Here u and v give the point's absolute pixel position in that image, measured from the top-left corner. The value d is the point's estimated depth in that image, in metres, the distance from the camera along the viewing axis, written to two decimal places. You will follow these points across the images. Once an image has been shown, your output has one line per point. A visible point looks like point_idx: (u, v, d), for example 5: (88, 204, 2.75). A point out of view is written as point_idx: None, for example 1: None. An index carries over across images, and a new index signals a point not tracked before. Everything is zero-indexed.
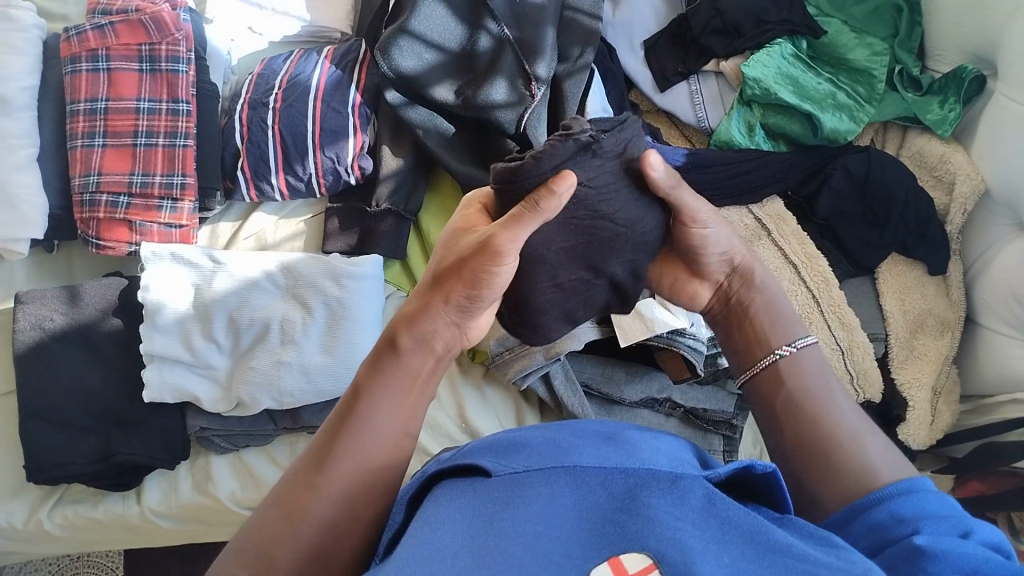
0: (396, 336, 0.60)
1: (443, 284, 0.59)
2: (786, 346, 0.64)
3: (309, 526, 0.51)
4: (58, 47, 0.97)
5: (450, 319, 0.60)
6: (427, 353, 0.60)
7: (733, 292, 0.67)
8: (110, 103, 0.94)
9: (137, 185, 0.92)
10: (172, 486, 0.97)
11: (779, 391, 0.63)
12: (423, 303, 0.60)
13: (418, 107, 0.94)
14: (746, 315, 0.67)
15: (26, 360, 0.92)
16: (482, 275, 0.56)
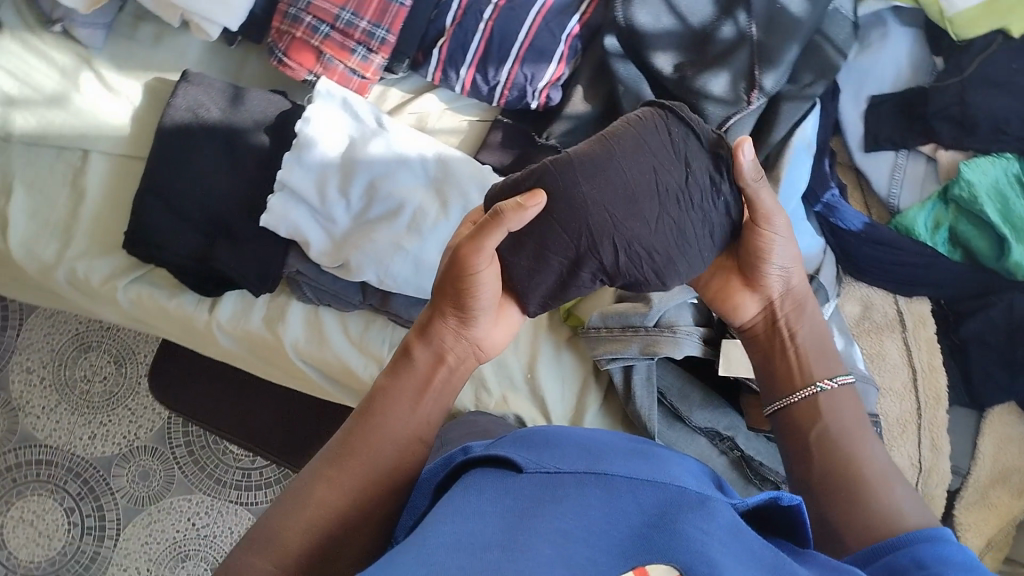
0: (409, 348, 0.74)
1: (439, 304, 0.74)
2: (827, 381, 0.73)
3: (314, 511, 0.64)
4: None
5: (453, 328, 0.74)
6: (434, 359, 0.73)
7: (782, 314, 0.77)
8: None
9: (342, 22, 0.90)
10: (245, 310, 0.97)
11: (813, 426, 0.72)
12: (428, 319, 0.74)
13: (629, 64, 0.91)
14: (791, 337, 0.76)
15: (172, 136, 0.93)
16: (468, 289, 0.71)
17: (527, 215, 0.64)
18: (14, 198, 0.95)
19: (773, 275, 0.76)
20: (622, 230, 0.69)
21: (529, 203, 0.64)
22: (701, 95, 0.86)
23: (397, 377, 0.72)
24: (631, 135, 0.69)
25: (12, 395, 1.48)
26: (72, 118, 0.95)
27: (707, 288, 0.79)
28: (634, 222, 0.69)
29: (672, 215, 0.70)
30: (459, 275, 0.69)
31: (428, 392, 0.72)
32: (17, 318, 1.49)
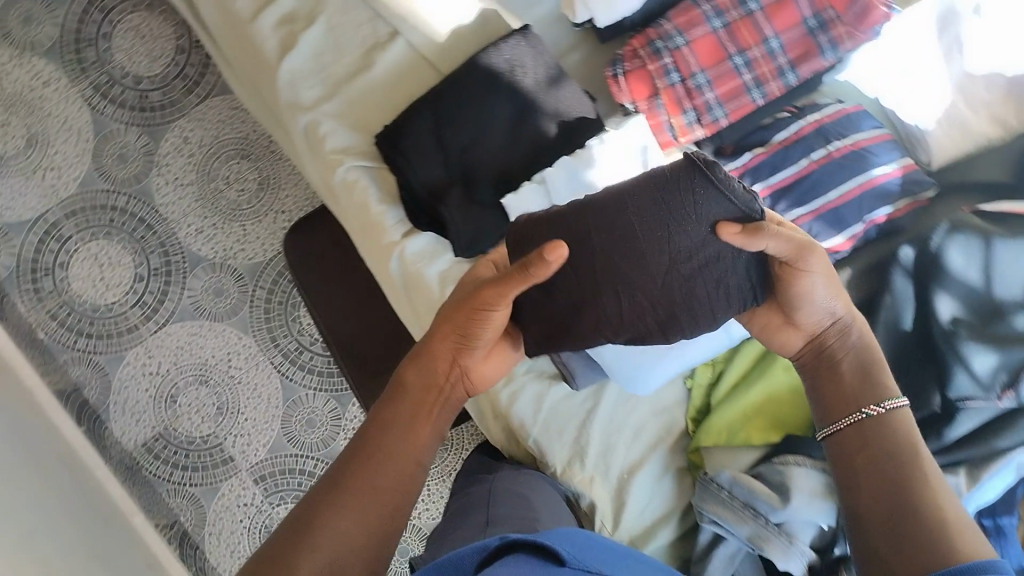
0: (404, 379, 0.75)
1: (435, 338, 0.76)
2: (875, 408, 0.73)
3: (324, 542, 0.63)
4: None
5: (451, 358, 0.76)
6: (429, 385, 0.75)
7: (826, 343, 0.77)
8: (757, 12, 0.87)
9: (694, 82, 0.87)
10: (431, 255, 0.94)
11: (862, 448, 0.72)
12: (426, 348, 0.76)
13: (909, 283, 0.86)
14: (836, 367, 0.76)
15: (479, 73, 0.91)
16: (471, 318, 0.73)
17: (546, 269, 0.64)
18: (311, 31, 0.95)
19: (818, 311, 0.74)
20: (625, 282, 0.68)
21: (549, 257, 0.61)
22: (965, 365, 0.81)
23: (392, 404, 0.74)
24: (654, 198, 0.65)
25: (157, 150, 1.49)
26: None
27: (756, 319, 0.78)
28: (635, 272, 0.67)
29: (684, 278, 0.67)
30: (473, 310, 0.72)
31: (424, 418, 0.74)
32: (204, 89, 1.50)
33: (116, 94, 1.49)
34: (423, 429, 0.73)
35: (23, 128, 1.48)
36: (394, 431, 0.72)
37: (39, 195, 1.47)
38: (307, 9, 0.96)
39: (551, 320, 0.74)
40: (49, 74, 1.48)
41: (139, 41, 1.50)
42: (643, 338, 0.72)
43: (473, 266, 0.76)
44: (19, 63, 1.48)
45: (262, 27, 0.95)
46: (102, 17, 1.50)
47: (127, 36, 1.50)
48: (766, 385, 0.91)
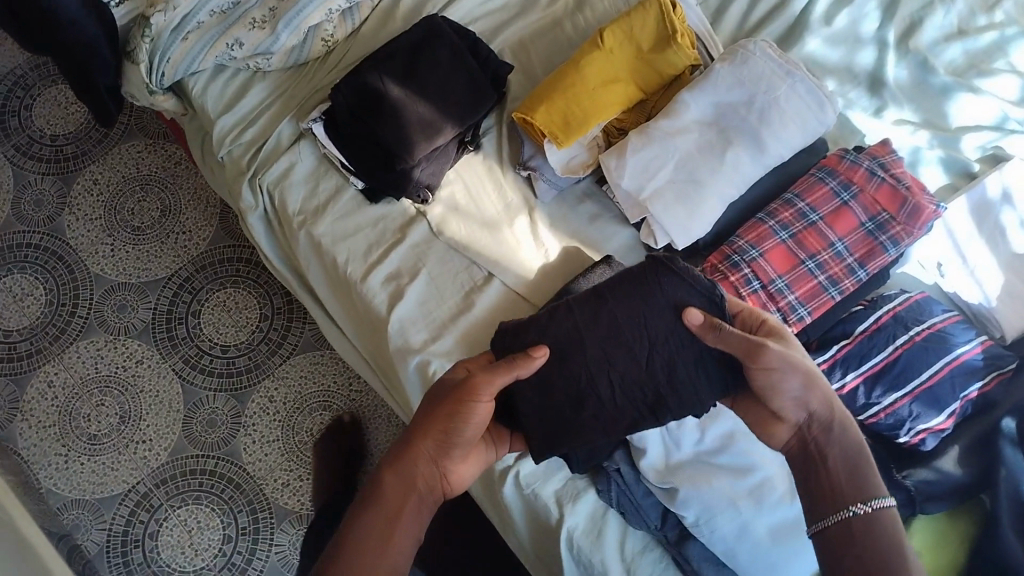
0: (379, 477, 0.75)
1: (415, 438, 0.76)
2: (861, 506, 0.70)
3: None
4: (821, 153, 1.03)
5: (427, 458, 0.76)
6: (406, 483, 0.74)
7: (811, 437, 0.75)
8: (819, 221, 0.97)
9: (774, 287, 0.95)
10: (544, 476, 0.98)
11: (846, 543, 0.69)
12: (405, 445, 0.76)
13: (1019, 454, 0.88)
14: (822, 463, 0.74)
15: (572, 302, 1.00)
16: (454, 417, 0.75)
17: (533, 363, 0.76)
18: (415, 284, 1.05)
19: (790, 401, 0.75)
20: (613, 370, 0.78)
21: (535, 353, 0.76)
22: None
23: (366, 504, 0.73)
24: (627, 287, 0.79)
25: (243, 412, 1.53)
26: (496, 244, 1.06)
27: (751, 414, 0.81)
28: (620, 358, 0.78)
29: (662, 357, 0.78)
30: (456, 402, 0.74)
31: (401, 518, 0.72)
32: (286, 351, 1.57)
33: (206, 363, 1.55)
34: (404, 528, 0.71)
35: (117, 405, 1.52)
36: (370, 533, 0.70)
37: (131, 467, 1.49)
38: (409, 265, 1.06)
39: (552, 416, 0.80)
40: (141, 353, 1.55)
41: (224, 314, 1.58)
42: (641, 425, 0.79)
43: (456, 367, 0.80)
44: (113, 346, 1.55)
45: (372, 286, 1.05)
46: (190, 297, 1.59)
47: (213, 309, 1.58)
48: None
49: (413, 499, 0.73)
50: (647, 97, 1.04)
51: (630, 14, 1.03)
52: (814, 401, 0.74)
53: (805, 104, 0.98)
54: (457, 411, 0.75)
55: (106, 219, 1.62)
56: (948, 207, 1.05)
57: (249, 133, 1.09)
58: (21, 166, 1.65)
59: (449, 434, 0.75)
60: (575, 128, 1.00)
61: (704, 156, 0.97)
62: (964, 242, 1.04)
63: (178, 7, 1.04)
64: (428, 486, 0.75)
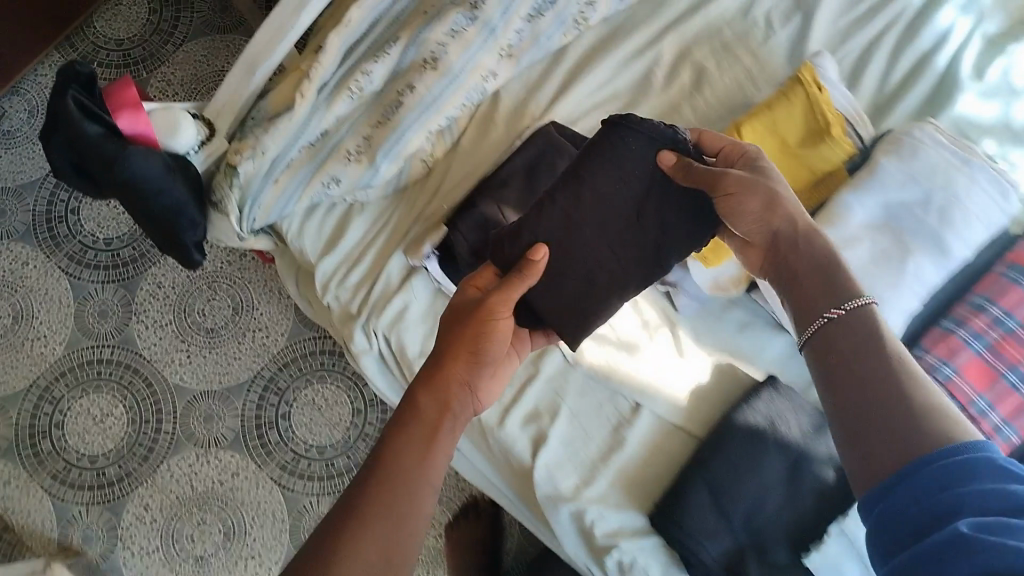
0: (416, 399, 0.76)
1: (444, 355, 0.78)
2: (836, 311, 0.69)
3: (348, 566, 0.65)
4: (1003, 245, 0.92)
5: (461, 383, 0.78)
6: (440, 405, 0.75)
7: (777, 245, 0.77)
8: (1017, 328, 0.87)
9: (975, 407, 0.84)
10: None
11: (827, 347, 0.68)
12: (435, 359, 0.78)
13: None
14: (789, 255, 0.76)
15: (742, 435, 0.89)
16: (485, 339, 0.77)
17: (538, 266, 0.81)
18: (558, 423, 0.95)
19: (750, 224, 0.78)
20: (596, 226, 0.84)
21: (540, 256, 0.82)
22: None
23: (407, 423, 0.74)
24: (598, 156, 0.84)
25: None
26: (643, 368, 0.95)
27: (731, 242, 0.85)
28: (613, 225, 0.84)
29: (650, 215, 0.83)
30: (480, 325, 0.78)
31: (439, 440, 0.74)
32: None
33: (303, 467, 1.46)
34: (440, 446, 0.74)
35: (219, 522, 1.44)
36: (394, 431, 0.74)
37: None
38: (548, 402, 0.96)
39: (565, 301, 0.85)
40: (235, 464, 1.46)
41: (316, 413, 1.48)
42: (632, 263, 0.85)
43: (466, 286, 0.83)
44: (205, 460, 1.47)
45: (511, 430, 0.95)
46: (277, 397, 1.50)
47: (303, 408, 1.49)
48: None
49: (448, 419, 0.76)
50: (799, 197, 0.93)
51: (772, 106, 0.92)
52: (774, 219, 0.76)
53: (986, 196, 0.87)
54: (484, 330, 0.79)
55: (178, 323, 1.54)
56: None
57: (356, 274, 0.99)
58: (77, 276, 1.56)
59: (476, 347, 0.78)
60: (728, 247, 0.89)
61: (883, 268, 0.86)
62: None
63: (266, 152, 0.94)
64: (460, 405, 0.77)
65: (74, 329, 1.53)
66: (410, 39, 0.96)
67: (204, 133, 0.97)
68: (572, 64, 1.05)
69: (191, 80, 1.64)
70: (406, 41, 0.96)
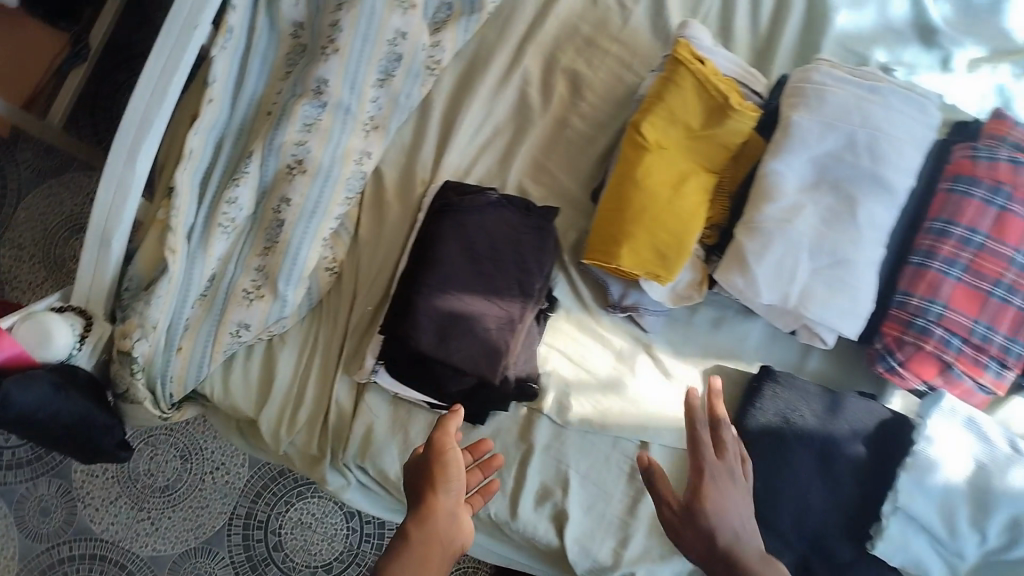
0: (404, 531, 0.61)
1: (418, 492, 0.64)
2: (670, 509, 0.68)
3: None
4: (940, 153, 0.83)
5: (445, 512, 0.62)
6: (428, 543, 0.60)
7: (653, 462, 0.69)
8: (988, 241, 0.79)
9: (977, 336, 0.79)
10: None
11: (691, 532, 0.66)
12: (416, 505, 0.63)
13: None
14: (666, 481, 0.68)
15: (758, 443, 0.83)
16: (449, 471, 0.64)
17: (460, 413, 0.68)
18: (572, 493, 0.88)
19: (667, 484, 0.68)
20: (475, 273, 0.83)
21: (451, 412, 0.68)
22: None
23: (386, 562, 0.60)
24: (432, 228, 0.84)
25: None
26: (634, 408, 0.89)
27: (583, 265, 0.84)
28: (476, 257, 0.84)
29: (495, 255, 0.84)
30: (437, 469, 0.64)
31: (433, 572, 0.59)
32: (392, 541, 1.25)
33: None
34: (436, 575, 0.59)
35: None
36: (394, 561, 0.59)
37: None
38: (554, 473, 0.89)
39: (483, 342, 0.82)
40: None
41: (307, 531, 1.26)
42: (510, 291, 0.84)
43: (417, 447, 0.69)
44: None
45: (528, 518, 0.88)
46: (262, 531, 1.25)
47: (293, 531, 1.26)
48: None
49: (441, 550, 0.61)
50: (721, 174, 0.85)
51: (661, 96, 0.83)
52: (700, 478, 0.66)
53: (906, 115, 0.79)
54: (442, 473, 0.64)
55: (126, 491, 1.25)
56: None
57: (303, 413, 0.89)
58: (4, 479, 1.23)
59: (441, 484, 0.63)
60: (675, 259, 0.82)
61: (838, 228, 0.79)
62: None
63: (156, 325, 0.80)
64: (450, 536, 0.62)
65: (17, 537, 1.21)
66: (265, 149, 0.84)
67: (82, 323, 0.82)
68: (442, 111, 0.93)
69: (44, 237, 1.23)
70: (261, 153, 0.84)
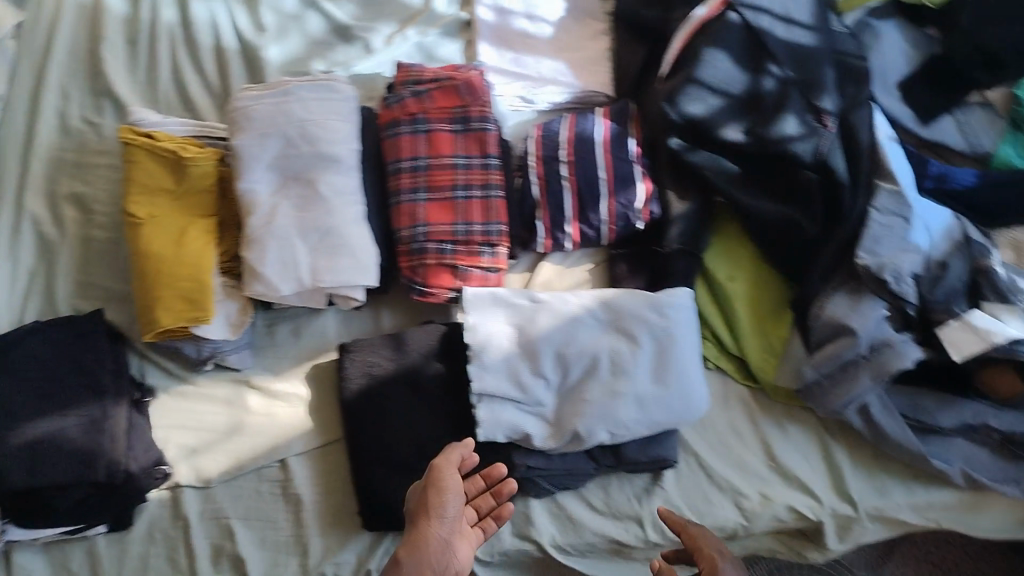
0: (398, 558, 0.75)
1: (415, 520, 0.79)
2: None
3: None
4: (373, 118, 1.03)
5: (439, 537, 0.78)
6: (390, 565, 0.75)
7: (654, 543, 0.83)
8: (430, 160, 0.99)
9: (461, 234, 0.96)
10: (493, 534, 0.91)
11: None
12: (415, 530, 0.78)
13: (700, 151, 1.01)
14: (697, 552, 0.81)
15: (357, 406, 0.92)
16: (440, 498, 0.79)
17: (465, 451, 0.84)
18: (238, 536, 0.92)
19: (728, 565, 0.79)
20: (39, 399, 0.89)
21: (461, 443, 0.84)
22: (807, 89, 0.98)
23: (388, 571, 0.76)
24: None
25: None
26: (257, 436, 0.95)
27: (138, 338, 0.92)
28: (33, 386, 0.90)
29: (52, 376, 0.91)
30: (433, 494, 0.79)
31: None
32: None
33: None
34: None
35: None
36: None
37: None
38: (216, 528, 0.92)
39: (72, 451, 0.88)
40: None
41: None
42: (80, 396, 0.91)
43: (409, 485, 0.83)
44: None
45: None
46: None
47: None
48: (737, 298, 1.00)
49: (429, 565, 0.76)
50: (216, 214, 0.96)
51: (129, 176, 0.94)
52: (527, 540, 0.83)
53: (322, 101, 0.96)
54: (446, 495, 0.79)
55: None
56: (481, 54, 1.18)
57: None
58: None
59: (433, 512, 0.79)
60: (204, 298, 0.91)
61: (311, 208, 0.93)
62: (517, 57, 1.18)
63: None
64: (441, 550, 0.77)
65: None
66: None
67: None
68: None
69: None
70: None
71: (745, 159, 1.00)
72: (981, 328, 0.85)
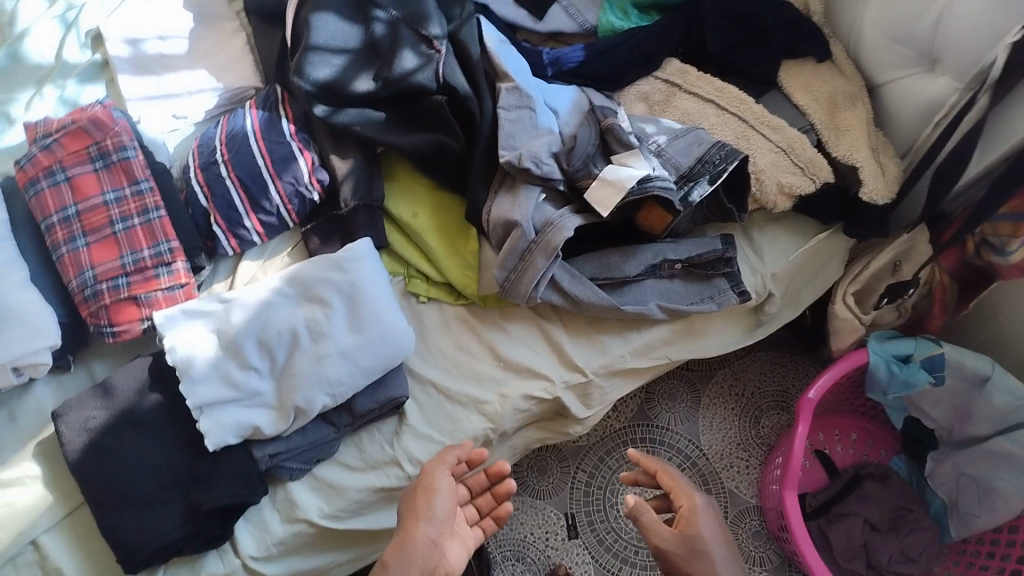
0: (386, 560, 0.78)
1: (405, 521, 0.82)
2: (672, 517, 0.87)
3: None
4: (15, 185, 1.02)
5: (428, 533, 0.80)
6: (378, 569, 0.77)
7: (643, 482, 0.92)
8: (79, 206, 0.98)
9: (130, 264, 0.96)
10: (263, 529, 0.93)
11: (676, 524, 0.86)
12: (403, 530, 0.81)
13: (345, 111, 1.02)
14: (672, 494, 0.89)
15: (83, 464, 0.89)
16: (427, 496, 0.83)
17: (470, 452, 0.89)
18: None
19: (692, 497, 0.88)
20: None
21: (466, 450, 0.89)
22: (414, 23, 1.02)
23: None
24: None
25: None
26: None
27: None
28: None
29: None
30: (420, 493, 0.83)
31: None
32: None
33: None
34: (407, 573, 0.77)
35: None
36: None
37: None
38: None
39: None
40: None
41: None
42: None
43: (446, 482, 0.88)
44: None
45: None
46: None
47: None
48: (425, 229, 1.05)
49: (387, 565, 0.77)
50: None
51: None
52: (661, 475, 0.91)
53: None
54: (428, 491, 0.83)
55: None
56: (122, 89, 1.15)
57: None
58: None
59: (422, 513, 0.81)
60: None
61: None
62: (160, 79, 1.17)
63: None
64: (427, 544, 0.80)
65: None
66: None
67: None
68: None
69: None
70: None
71: (385, 104, 1.04)
72: (616, 178, 0.94)
